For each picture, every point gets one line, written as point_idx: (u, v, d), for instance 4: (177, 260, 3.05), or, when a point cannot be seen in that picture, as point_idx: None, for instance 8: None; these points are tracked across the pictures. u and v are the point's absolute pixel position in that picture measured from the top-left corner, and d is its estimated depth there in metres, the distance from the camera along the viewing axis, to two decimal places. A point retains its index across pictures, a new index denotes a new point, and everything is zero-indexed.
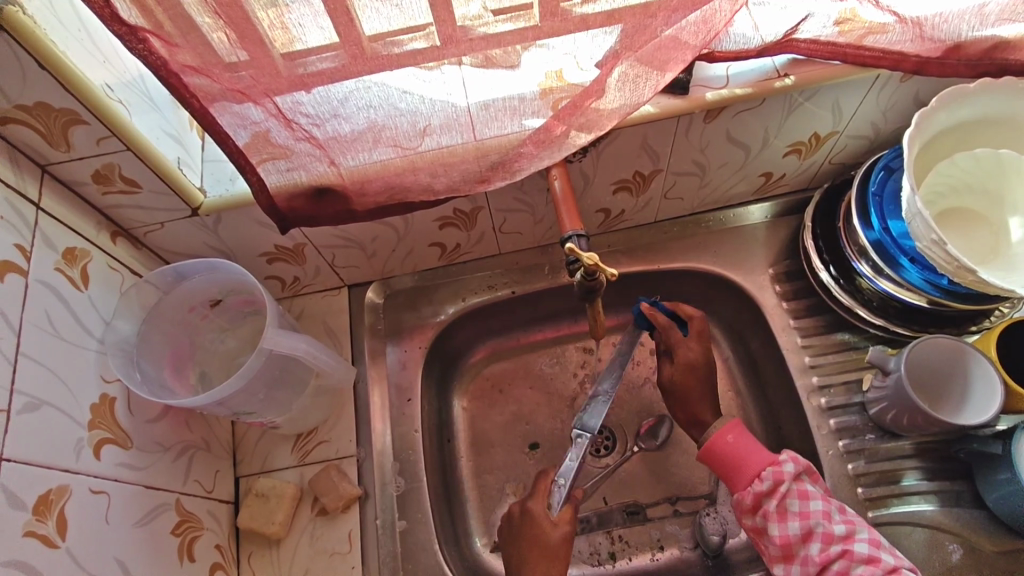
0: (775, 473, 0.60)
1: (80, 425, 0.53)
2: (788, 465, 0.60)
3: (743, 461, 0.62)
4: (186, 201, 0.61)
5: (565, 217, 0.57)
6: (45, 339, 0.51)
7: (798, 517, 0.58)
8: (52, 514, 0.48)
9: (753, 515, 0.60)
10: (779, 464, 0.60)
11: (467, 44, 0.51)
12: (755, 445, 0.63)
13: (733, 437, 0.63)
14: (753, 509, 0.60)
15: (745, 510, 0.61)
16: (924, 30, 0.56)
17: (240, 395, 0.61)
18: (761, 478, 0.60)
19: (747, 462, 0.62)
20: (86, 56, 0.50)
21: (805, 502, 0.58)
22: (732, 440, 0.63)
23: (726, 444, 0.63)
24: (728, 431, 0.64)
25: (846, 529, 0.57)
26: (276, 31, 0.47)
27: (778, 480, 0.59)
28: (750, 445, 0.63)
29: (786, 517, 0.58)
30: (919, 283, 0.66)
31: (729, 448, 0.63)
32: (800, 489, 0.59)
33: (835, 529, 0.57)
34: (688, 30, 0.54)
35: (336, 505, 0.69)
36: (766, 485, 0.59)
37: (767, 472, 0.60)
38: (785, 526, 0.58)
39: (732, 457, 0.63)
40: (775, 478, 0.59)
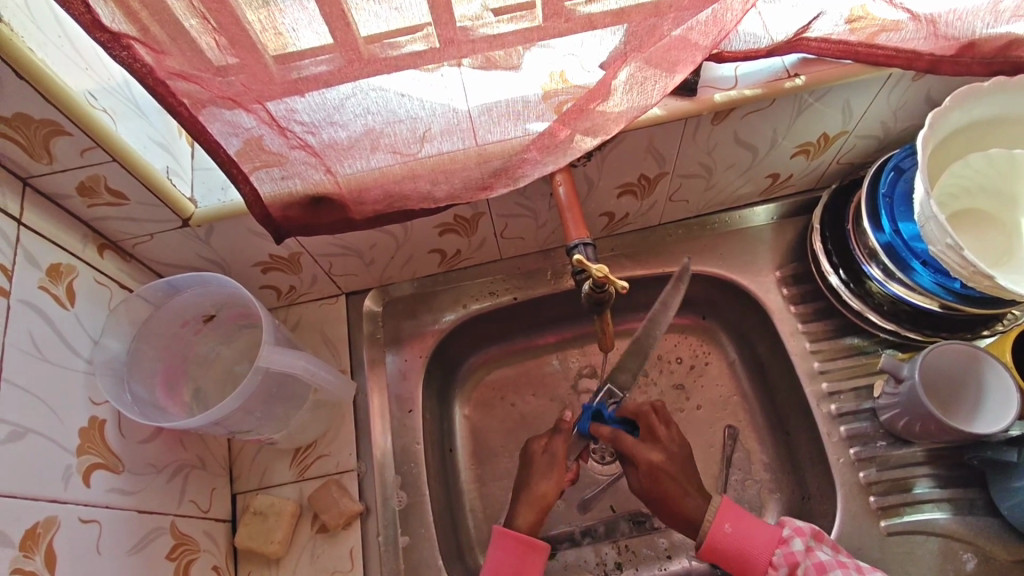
0: (786, 556, 0.60)
1: (69, 451, 0.50)
2: (795, 541, 0.61)
3: (749, 552, 0.61)
4: (176, 212, 0.58)
5: (571, 226, 0.56)
6: (29, 361, 0.48)
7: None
8: (39, 548, 0.45)
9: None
10: (787, 544, 0.61)
11: (468, 46, 0.48)
12: (753, 525, 0.62)
13: (730, 526, 0.62)
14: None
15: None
16: (938, 27, 0.55)
17: (236, 414, 0.59)
18: (776, 568, 0.60)
19: (755, 550, 0.61)
20: (66, 63, 0.48)
21: None
22: (731, 529, 0.62)
23: (726, 535, 0.62)
24: (724, 520, 0.62)
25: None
26: (268, 34, 0.44)
27: (792, 563, 0.60)
28: (747, 525, 0.62)
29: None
30: (932, 287, 0.65)
31: (730, 540, 0.62)
32: (815, 562, 0.60)
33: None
34: (698, 30, 0.51)
35: (337, 522, 0.67)
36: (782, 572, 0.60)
37: (779, 555, 0.61)
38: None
39: (736, 546, 0.62)
40: (789, 562, 0.60)
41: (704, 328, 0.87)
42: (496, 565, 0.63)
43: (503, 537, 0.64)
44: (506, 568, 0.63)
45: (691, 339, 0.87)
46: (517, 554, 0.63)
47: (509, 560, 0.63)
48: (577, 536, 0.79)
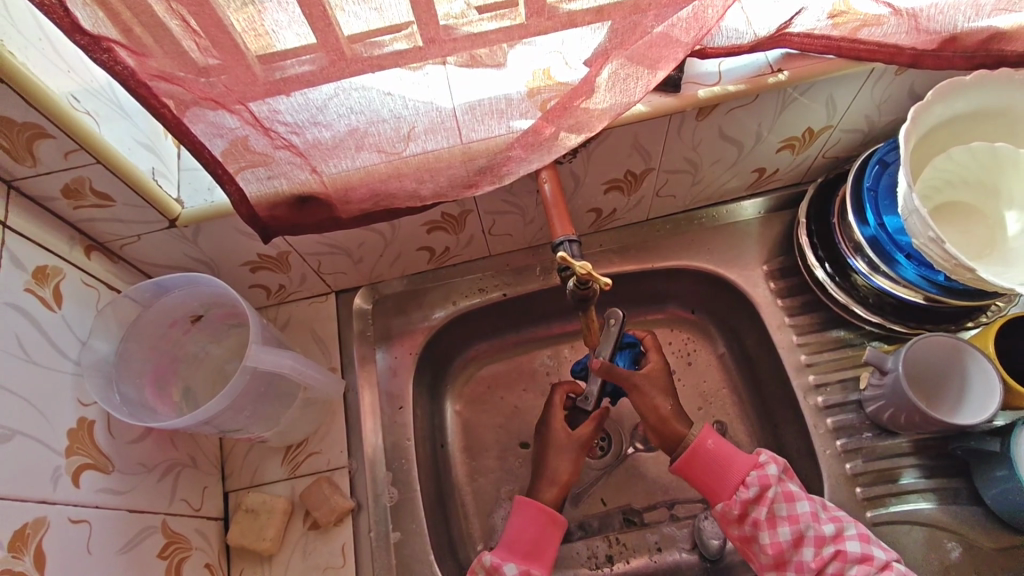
0: (760, 478, 0.62)
1: (57, 452, 0.51)
2: (770, 467, 0.63)
3: (726, 466, 0.63)
4: (162, 213, 0.58)
5: (557, 223, 0.56)
6: (16, 364, 0.49)
7: (788, 522, 0.60)
8: (28, 549, 0.46)
9: (740, 523, 0.62)
10: (762, 467, 0.62)
11: (450, 44, 0.48)
12: (734, 449, 0.65)
13: (712, 442, 0.65)
14: (739, 518, 0.62)
15: (732, 521, 0.62)
16: (920, 22, 0.55)
17: (225, 413, 0.60)
18: (747, 486, 0.62)
19: (730, 467, 0.63)
20: (47, 65, 0.48)
21: (793, 505, 0.60)
22: (712, 445, 0.64)
23: (707, 450, 0.64)
24: (708, 436, 0.65)
25: (835, 528, 0.60)
26: (251, 34, 0.44)
27: (764, 485, 0.61)
28: (729, 448, 0.64)
29: (776, 523, 0.60)
30: (916, 279, 0.65)
31: (711, 454, 0.64)
32: (785, 490, 0.61)
33: (824, 530, 0.59)
34: (679, 27, 0.52)
35: (329, 519, 0.68)
36: (752, 492, 0.61)
37: (753, 477, 0.62)
38: (776, 534, 0.60)
39: (715, 460, 0.64)
40: (761, 484, 0.61)
41: (693, 323, 0.88)
42: (517, 531, 0.65)
43: (527, 506, 0.66)
44: (525, 535, 0.65)
45: (680, 334, 0.88)
46: (538, 523, 0.65)
47: (530, 528, 0.65)
48: (570, 530, 0.80)
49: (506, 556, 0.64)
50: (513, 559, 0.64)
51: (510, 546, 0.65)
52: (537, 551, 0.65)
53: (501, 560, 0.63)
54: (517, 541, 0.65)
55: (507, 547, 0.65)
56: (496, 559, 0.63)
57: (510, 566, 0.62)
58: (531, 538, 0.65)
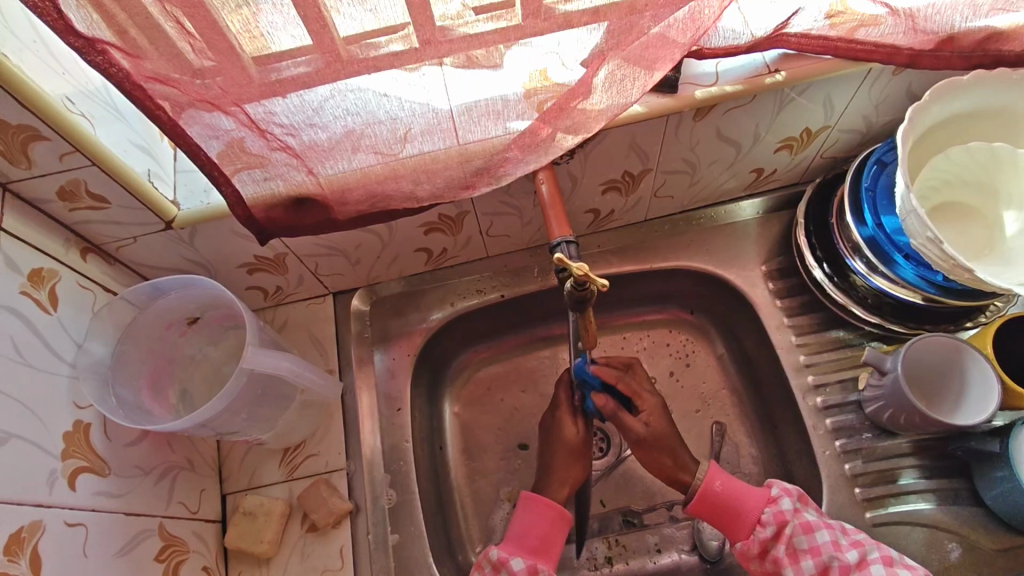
0: (775, 514, 0.62)
1: (53, 455, 0.51)
2: (784, 501, 0.62)
3: (739, 507, 0.63)
4: (158, 215, 0.58)
5: (554, 224, 0.56)
6: (11, 367, 0.49)
7: (810, 555, 0.60)
8: (25, 552, 0.46)
9: (762, 560, 0.62)
10: (776, 503, 0.62)
11: (447, 45, 0.48)
12: (744, 488, 0.64)
13: (720, 484, 0.64)
14: (761, 555, 0.62)
15: (754, 558, 0.62)
16: (917, 22, 0.55)
17: (222, 415, 0.60)
18: (763, 525, 0.62)
19: (743, 508, 0.63)
20: (42, 68, 0.48)
21: (812, 536, 0.60)
22: (720, 487, 0.64)
23: (715, 493, 0.64)
24: (714, 478, 0.65)
25: (858, 553, 0.59)
26: (246, 36, 0.44)
27: (781, 522, 0.61)
28: (740, 487, 0.64)
29: (799, 557, 0.60)
30: (915, 280, 0.65)
31: (721, 497, 0.64)
32: (803, 522, 0.61)
33: (847, 558, 0.59)
34: (676, 27, 0.52)
35: (327, 521, 0.68)
36: (770, 531, 0.61)
37: (768, 515, 0.62)
38: (800, 568, 0.60)
39: (727, 503, 0.64)
40: (778, 521, 0.61)
41: (691, 323, 0.88)
42: (524, 527, 0.65)
43: (533, 501, 0.66)
44: (534, 531, 0.65)
45: (679, 334, 0.88)
46: (546, 518, 0.65)
47: (539, 524, 0.65)
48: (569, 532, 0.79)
49: (514, 550, 0.63)
50: (521, 553, 0.63)
51: (518, 541, 0.64)
52: (545, 547, 0.64)
53: (507, 555, 0.63)
54: (526, 537, 0.64)
55: (515, 542, 0.65)
56: (503, 553, 0.63)
57: (518, 561, 0.62)
58: (540, 534, 0.64)
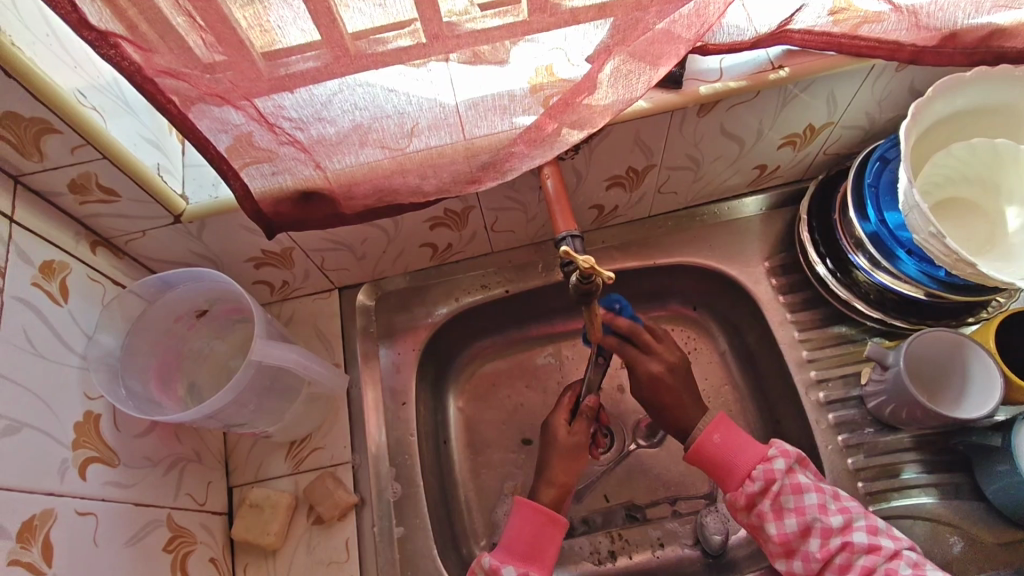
0: (766, 472, 0.62)
1: (65, 445, 0.51)
2: (778, 461, 0.62)
3: (733, 459, 0.63)
4: (168, 209, 0.59)
5: (559, 218, 0.56)
6: (24, 358, 0.49)
7: (794, 513, 0.60)
8: (37, 540, 0.46)
9: (748, 513, 0.63)
10: (770, 461, 0.62)
11: (454, 41, 0.48)
12: (743, 442, 0.64)
13: (719, 436, 0.65)
14: (747, 508, 0.62)
15: (741, 509, 0.63)
16: (920, 18, 0.55)
17: (230, 407, 0.60)
18: (752, 480, 0.62)
19: (736, 461, 0.63)
20: (55, 61, 0.48)
21: (800, 497, 0.60)
22: (719, 439, 0.64)
23: (713, 444, 0.64)
24: (715, 430, 0.65)
25: (843, 519, 0.59)
26: (256, 31, 0.44)
27: (769, 480, 0.61)
28: (738, 441, 0.64)
29: (783, 515, 0.60)
30: (918, 275, 0.65)
31: (717, 449, 0.64)
32: (793, 483, 0.61)
33: (831, 522, 0.59)
34: (682, 23, 0.52)
35: (333, 513, 0.68)
36: (758, 486, 0.62)
37: (758, 471, 0.62)
38: (782, 525, 0.60)
39: (720, 455, 0.64)
40: (767, 478, 0.61)
41: (694, 320, 0.88)
42: (515, 533, 0.64)
43: (523, 506, 0.65)
44: (524, 536, 0.64)
45: (682, 330, 0.88)
46: (535, 524, 0.64)
47: (527, 530, 0.64)
48: (573, 526, 0.80)
49: (505, 558, 0.63)
50: (512, 560, 0.63)
51: (509, 548, 0.64)
52: (536, 553, 0.64)
53: (499, 563, 0.62)
54: (516, 543, 0.64)
55: (506, 549, 0.64)
56: (495, 561, 0.62)
57: (509, 569, 0.61)
58: (529, 539, 0.64)
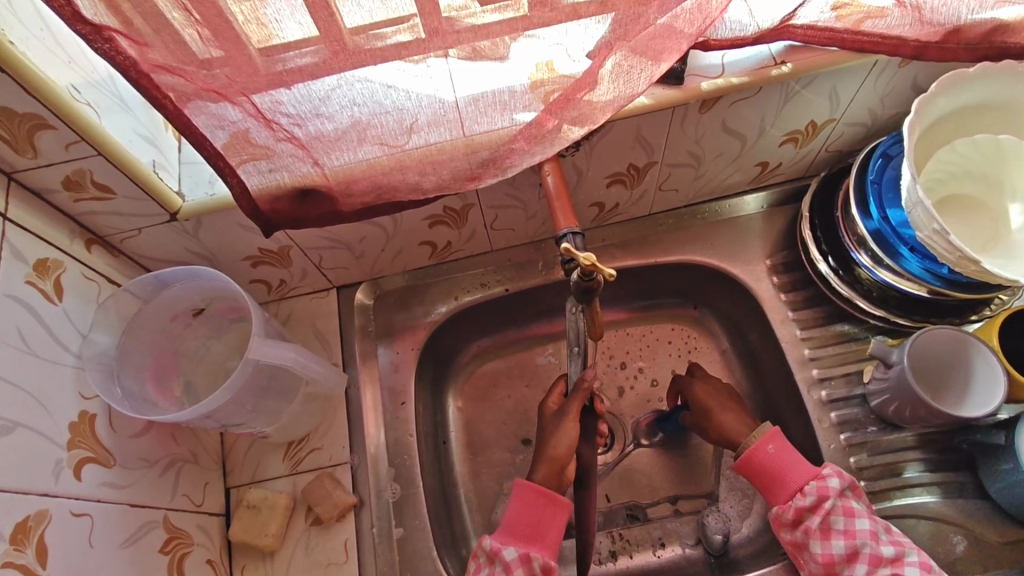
0: (819, 488, 0.61)
1: (59, 445, 0.50)
2: (833, 480, 0.62)
3: (787, 472, 0.63)
4: (164, 207, 0.58)
5: (560, 215, 0.55)
6: (18, 357, 0.48)
7: (844, 536, 0.59)
8: (30, 542, 0.45)
9: (793, 529, 0.62)
10: (823, 479, 0.62)
11: (454, 36, 0.48)
12: (795, 456, 0.64)
13: (773, 447, 0.65)
14: (793, 523, 0.62)
15: (786, 525, 0.62)
16: (923, 14, 0.54)
17: (227, 406, 0.59)
18: (805, 494, 0.61)
19: (788, 473, 0.63)
20: (49, 56, 0.47)
21: (851, 520, 0.59)
22: (772, 450, 0.64)
23: (767, 454, 0.64)
24: (768, 441, 0.65)
25: (895, 550, 0.58)
26: (252, 26, 0.44)
27: (822, 496, 0.61)
28: (792, 454, 0.64)
29: (830, 535, 0.59)
30: (921, 273, 0.65)
31: (770, 459, 0.64)
32: (846, 505, 0.60)
33: (882, 551, 0.58)
34: (684, 18, 0.51)
35: (331, 514, 0.68)
36: (809, 501, 0.61)
37: (812, 486, 0.62)
38: (828, 545, 0.59)
39: (773, 467, 0.64)
40: (819, 494, 0.61)
41: (695, 318, 0.88)
42: (515, 514, 0.64)
43: (524, 487, 0.64)
44: (525, 517, 0.63)
45: (683, 329, 0.88)
46: (537, 505, 0.64)
47: (528, 511, 0.64)
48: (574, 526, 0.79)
49: (506, 539, 0.63)
50: (514, 542, 0.62)
51: (510, 529, 0.63)
52: (539, 534, 0.63)
53: (499, 545, 0.62)
54: (518, 524, 0.63)
55: (507, 529, 0.64)
56: (495, 544, 0.62)
57: (510, 550, 0.61)
58: (531, 521, 0.63)
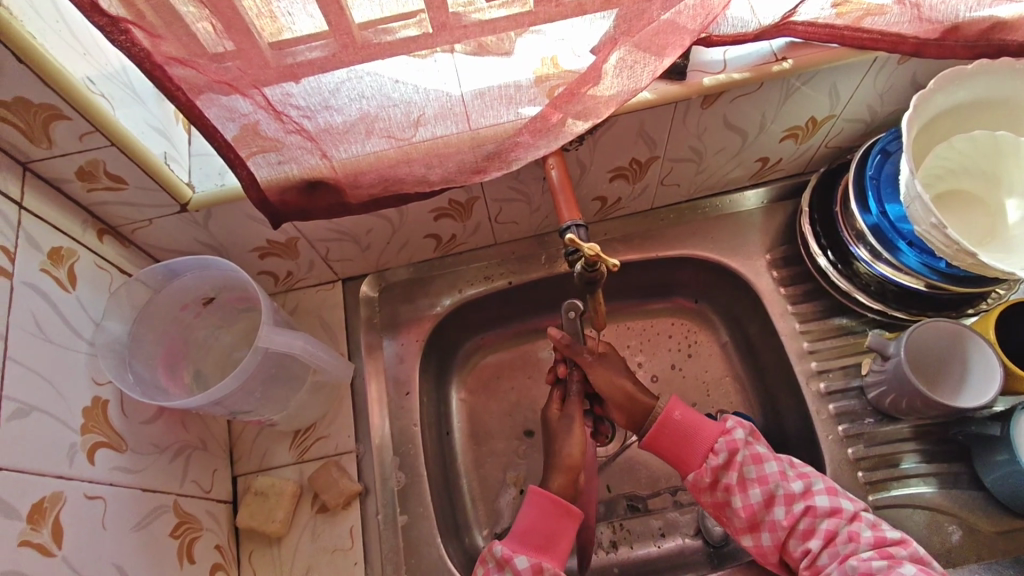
0: (728, 443, 0.64)
1: (73, 429, 0.52)
2: (737, 432, 0.65)
3: (695, 435, 0.65)
4: (174, 198, 0.59)
5: (565, 208, 0.56)
6: (33, 342, 0.50)
7: (757, 483, 0.63)
8: (46, 522, 0.47)
9: (712, 491, 0.64)
10: (729, 433, 0.65)
11: (461, 31, 0.48)
12: (703, 420, 0.66)
13: (679, 413, 0.67)
14: (711, 485, 0.64)
15: (705, 488, 0.64)
16: (923, 11, 0.56)
17: (235, 394, 0.61)
18: (716, 453, 0.64)
19: (698, 435, 0.65)
20: (65, 48, 0.48)
21: (760, 466, 0.63)
22: (680, 416, 0.66)
23: (675, 421, 0.66)
24: (675, 408, 0.67)
25: (803, 485, 0.62)
26: (264, 20, 0.45)
27: (733, 450, 0.64)
28: (697, 419, 0.66)
29: (747, 486, 0.63)
30: (918, 267, 0.66)
31: (678, 425, 0.66)
32: (752, 453, 0.64)
33: (793, 488, 0.62)
34: (687, 14, 0.52)
35: (337, 501, 0.69)
36: (722, 458, 0.64)
37: (721, 444, 0.64)
38: (747, 496, 0.62)
39: (682, 430, 0.66)
40: (730, 449, 0.64)
41: (696, 312, 0.89)
42: (529, 524, 0.65)
43: (538, 497, 0.66)
44: (539, 527, 0.65)
45: (684, 323, 0.89)
46: (552, 516, 0.65)
47: (542, 521, 0.65)
48: None
49: (518, 548, 0.64)
50: (525, 551, 0.64)
51: (522, 537, 0.65)
52: (550, 544, 0.65)
53: (511, 552, 0.63)
54: (530, 533, 0.65)
55: (519, 538, 0.65)
56: (507, 550, 0.63)
57: (522, 558, 0.62)
58: (544, 531, 0.65)
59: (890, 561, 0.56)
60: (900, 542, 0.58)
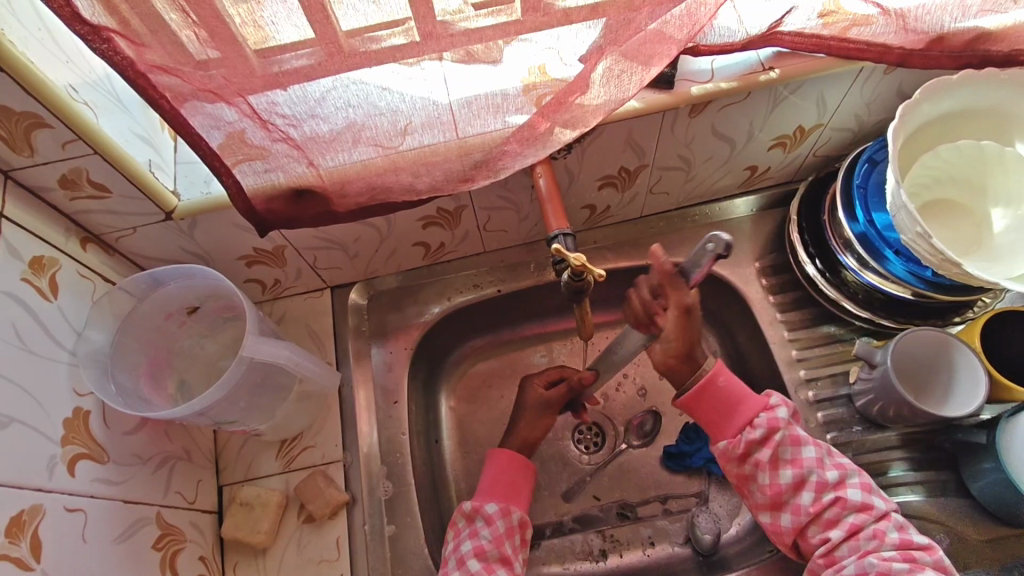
0: (769, 420, 0.64)
1: (53, 441, 0.51)
2: (781, 410, 0.65)
3: (737, 405, 0.65)
4: (159, 206, 0.59)
5: (552, 217, 0.56)
6: (13, 352, 0.49)
7: (791, 465, 0.62)
8: (25, 535, 0.46)
9: (741, 461, 0.64)
10: (773, 410, 0.65)
11: (448, 39, 0.48)
12: (745, 390, 0.66)
13: (723, 381, 0.66)
14: (742, 456, 0.64)
15: (735, 458, 0.65)
16: (907, 21, 0.56)
17: (220, 404, 0.60)
18: (755, 427, 0.64)
19: (741, 405, 0.65)
20: (47, 56, 0.48)
21: (797, 449, 0.63)
22: (723, 383, 0.66)
23: (719, 388, 0.66)
24: (720, 374, 0.66)
25: (838, 475, 0.62)
26: (249, 28, 0.45)
27: (773, 427, 0.63)
28: (740, 390, 0.66)
29: (779, 465, 0.62)
30: (905, 275, 0.66)
31: (721, 392, 0.66)
32: (792, 434, 0.63)
33: (827, 476, 0.62)
34: (674, 24, 0.52)
35: (323, 511, 0.68)
36: (759, 433, 0.63)
37: (762, 419, 0.64)
38: (777, 475, 0.62)
39: (725, 398, 0.66)
40: (770, 426, 0.63)
41: None
42: (493, 478, 0.69)
43: (499, 454, 0.70)
44: (502, 478, 0.69)
45: None
46: (512, 466, 0.69)
47: (503, 472, 0.69)
48: (564, 525, 0.80)
49: (486, 499, 0.67)
50: (493, 500, 0.67)
51: (489, 491, 0.68)
52: (515, 491, 0.68)
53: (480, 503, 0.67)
54: (495, 486, 0.68)
55: (485, 492, 0.68)
56: (476, 503, 0.67)
57: (491, 506, 0.66)
58: (507, 480, 0.68)
59: (911, 565, 0.56)
60: (925, 547, 0.58)
